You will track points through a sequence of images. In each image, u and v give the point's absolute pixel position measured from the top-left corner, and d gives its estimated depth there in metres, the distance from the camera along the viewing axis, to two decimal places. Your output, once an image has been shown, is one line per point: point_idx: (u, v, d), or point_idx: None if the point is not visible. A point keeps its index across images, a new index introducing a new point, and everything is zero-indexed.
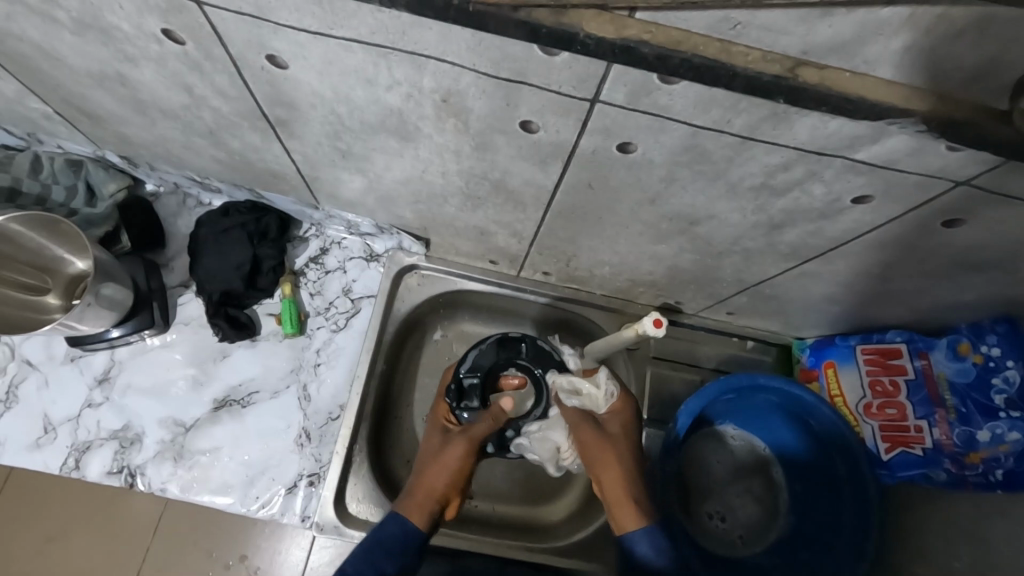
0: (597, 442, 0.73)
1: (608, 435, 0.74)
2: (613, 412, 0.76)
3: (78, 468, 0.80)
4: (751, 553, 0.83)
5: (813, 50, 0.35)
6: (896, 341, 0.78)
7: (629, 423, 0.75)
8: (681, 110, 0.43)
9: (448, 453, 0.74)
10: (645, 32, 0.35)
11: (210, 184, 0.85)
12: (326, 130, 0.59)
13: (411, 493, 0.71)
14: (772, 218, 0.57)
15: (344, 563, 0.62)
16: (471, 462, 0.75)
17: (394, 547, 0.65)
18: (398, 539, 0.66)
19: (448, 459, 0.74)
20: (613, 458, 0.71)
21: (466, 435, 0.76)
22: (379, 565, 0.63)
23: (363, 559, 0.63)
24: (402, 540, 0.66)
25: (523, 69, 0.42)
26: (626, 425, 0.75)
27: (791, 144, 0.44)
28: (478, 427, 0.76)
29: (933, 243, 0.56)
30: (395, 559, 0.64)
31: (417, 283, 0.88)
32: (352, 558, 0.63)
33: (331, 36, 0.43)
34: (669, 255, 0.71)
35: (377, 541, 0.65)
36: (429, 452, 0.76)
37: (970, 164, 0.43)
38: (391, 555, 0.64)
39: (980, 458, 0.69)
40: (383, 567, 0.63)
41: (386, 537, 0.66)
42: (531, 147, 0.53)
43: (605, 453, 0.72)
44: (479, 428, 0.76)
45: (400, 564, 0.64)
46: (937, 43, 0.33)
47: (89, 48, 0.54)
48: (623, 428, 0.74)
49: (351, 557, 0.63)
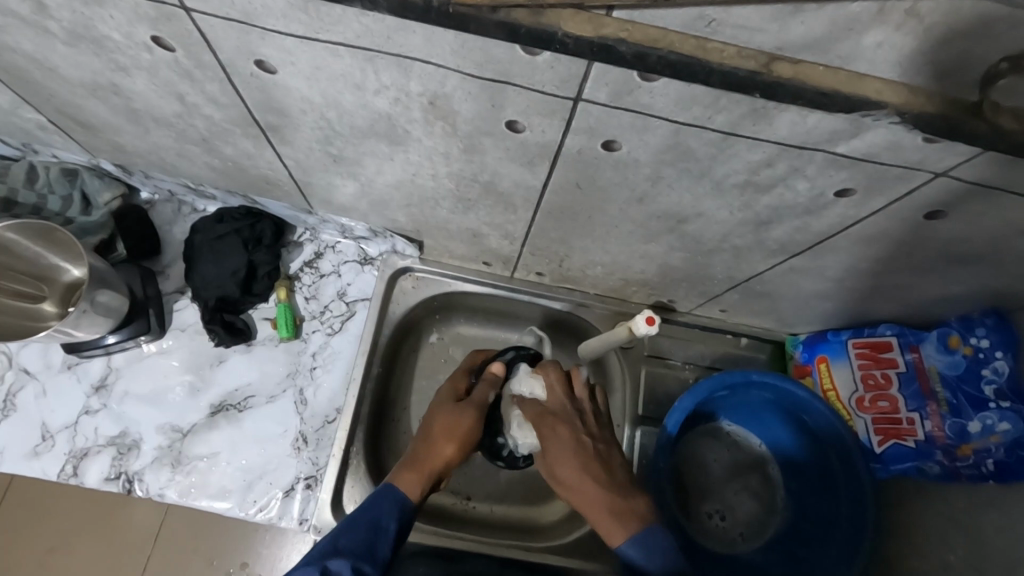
0: (555, 478, 0.68)
1: (551, 461, 0.68)
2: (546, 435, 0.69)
3: (76, 475, 0.80)
4: (751, 551, 0.82)
5: (787, 46, 0.36)
6: (887, 335, 0.79)
7: (562, 435, 0.68)
8: (663, 108, 0.44)
9: (455, 420, 0.73)
10: (622, 32, 0.36)
11: (205, 192, 0.86)
12: (318, 135, 0.60)
13: (410, 463, 0.70)
14: (759, 215, 0.57)
15: (341, 538, 0.60)
16: (476, 431, 0.74)
17: (388, 526, 0.62)
18: (392, 518, 0.63)
19: (453, 430, 0.72)
20: (568, 477, 0.66)
21: (473, 403, 0.75)
22: (374, 544, 0.60)
23: (360, 535, 0.60)
24: (397, 518, 0.63)
25: (507, 70, 0.43)
26: (564, 439, 0.68)
27: (772, 140, 0.45)
28: (484, 394, 0.76)
29: (917, 236, 0.57)
30: (389, 538, 0.62)
31: (411, 286, 0.89)
32: (346, 533, 0.60)
33: (318, 41, 0.44)
34: (660, 253, 0.72)
35: (375, 517, 0.62)
36: (436, 418, 0.74)
37: (948, 156, 0.43)
38: (386, 534, 0.62)
39: (971, 449, 0.69)
40: (378, 546, 0.61)
41: (383, 514, 0.63)
42: (519, 149, 0.54)
43: (565, 483, 0.66)
44: (484, 395, 0.76)
45: (392, 543, 0.62)
46: (907, 37, 0.34)
47: (83, 58, 0.55)
48: (560, 452, 0.67)
49: (348, 532, 0.60)
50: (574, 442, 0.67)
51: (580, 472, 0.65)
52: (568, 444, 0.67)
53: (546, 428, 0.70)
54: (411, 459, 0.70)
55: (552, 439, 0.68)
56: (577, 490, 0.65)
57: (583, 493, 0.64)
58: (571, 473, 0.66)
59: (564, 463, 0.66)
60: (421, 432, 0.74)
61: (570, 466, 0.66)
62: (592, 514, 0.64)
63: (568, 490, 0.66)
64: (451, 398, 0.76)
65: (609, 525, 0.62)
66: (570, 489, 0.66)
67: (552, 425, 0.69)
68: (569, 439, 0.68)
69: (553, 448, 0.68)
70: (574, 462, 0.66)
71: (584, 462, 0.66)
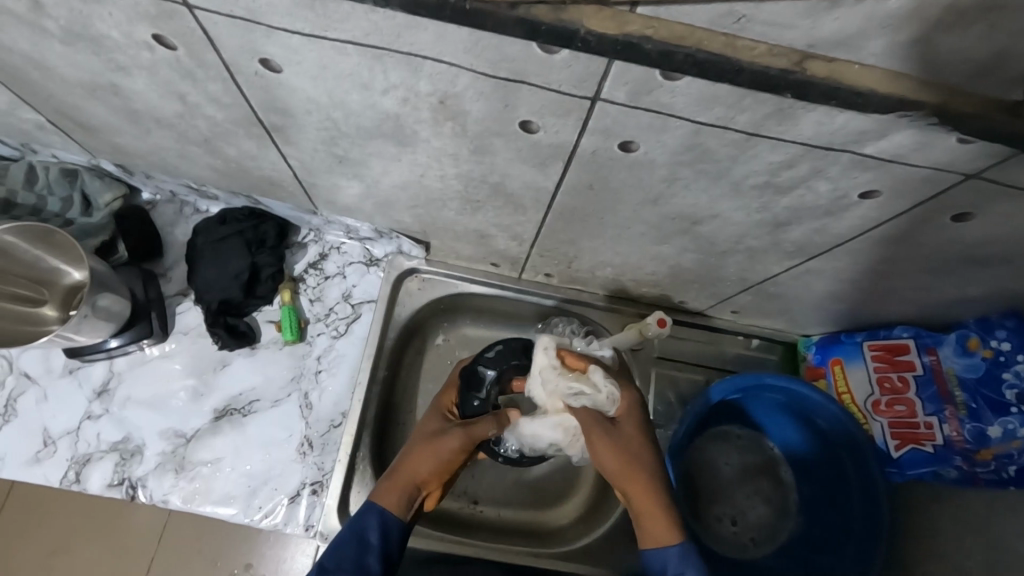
0: (606, 440, 0.65)
1: (623, 431, 0.66)
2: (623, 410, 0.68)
3: (78, 481, 0.79)
4: (764, 556, 0.81)
5: (819, 44, 0.35)
6: (903, 337, 0.77)
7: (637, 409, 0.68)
8: (684, 107, 0.42)
9: (440, 441, 0.69)
10: (646, 28, 0.35)
11: (207, 192, 0.85)
12: (323, 135, 0.58)
13: (391, 476, 0.67)
14: (777, 216, 0.56)
15: (325, 559, 0.59)
16: (459, 459, 0.71)
17: (373, 539, 0.61)
18: (375, 530, 0.62)
19: (435, 449, 0.69)
20: (636, 454, 0.64)
21: (462, 429, 0.71)
22: (359, 558, 0.59)
23: (343, 552, 0.59)
24: (380, 531, 0.62)
25: (521, 69, 0.42)
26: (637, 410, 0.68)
27: (797, 140, 0.43)
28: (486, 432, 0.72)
29: (943, 237, 0.55)
30: (376, 551, 0.60)
31: (417, 288, 0.87)
32: (329, 552, 0.59)
33: (325, 39, 0.43)
34: (673, 255, 0.70)
35: (357, 532, 0.61)
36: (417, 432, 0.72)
37: (980, 157, 0.42)
38: (372, 548, 0.61)
39: (991, 455, 0.68)
40: (364, 560, 0.59)
41: (365, 530, 0.62)
42: (531, 149, 0.52)
43: (614, 448, 0.64)
44: (482, 428, 0.72)
45: (381, 556, 0.61)
46: (949, 33, 0.32)
47: (80, 57, 0.54)
48: (632, 418, 0.67)
49: (330, 551, 0.60)
50: (647, 426, 0.68)
51: (638, 447, 0.65)
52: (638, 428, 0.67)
53: (628, 397, 0.69)
54: (392, 471, 0.68)
55: (629, 405, 0.68)
56: (631, 464, 0.63)
57: (638, 472, 0.63)
58: (633, 439, 0.65)
59: (635, 439, 0.65)
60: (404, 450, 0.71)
61: (639, 453, 0.65)
62: (642, 499, 0.61)
63: (623, 464, 0.64)
64: (442, 417, 0.74)
65: (664, 522, 0.60)
66: (618, 461, 0.64)
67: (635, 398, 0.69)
68: (643, 417, 0.68)
69: (628, 418, 0.67)
70: (630, 435, 0.66)
71: (655, 451, 0.65)
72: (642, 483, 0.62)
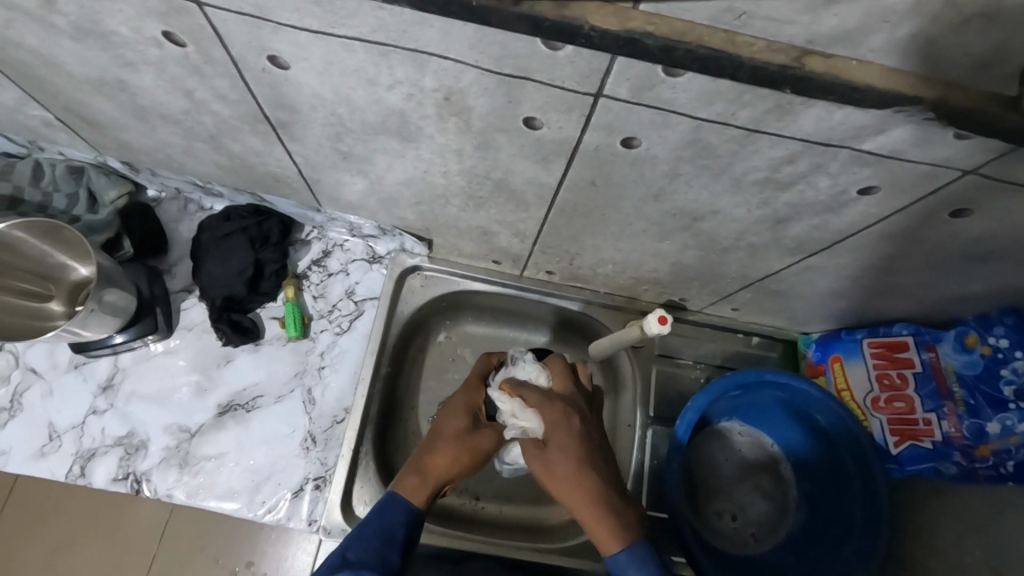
0: (544, 468, 0.66)
1: (551, 453, 0.65)
2: (553, 431, 0.66)
3: (83, 476, 0.80)
4: (764, 552, 0.81)
5: (818, 40, 0.35)
6: (902, 334, 0.78)
7: (566, 429, 0.66)
8: (685, 103, 0.43)
9: (474, 442, 0.71)
10: (649, 24, 0.35)
11: (211, 189, 0.85)
12: (328, 132, 0.59)
13: (418, 468, 0.68)
14: (778, 213, 0.56)
15: (350, 550, 0.60)
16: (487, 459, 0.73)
17: (397, 535, 0.62)
18: (400, 525, 0.63)
19: (468, 446, 0.71)
20: (566, 471, 0.64)
21: (495, 432, 0.73)
22: (382, 553, 0.60)
23: (368, 546, 0.60)
24: (404, 527, 0.63)
25: (525, 65, 0.42)
26: (564, 430, 0.66)
27: (797, 136, 0.44)
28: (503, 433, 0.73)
29: (941, 233, 0.55)
30: (399, 546, 0.62)
31: (419, 285, 0.88)
32: (355, 545, 0.60)
33: (332, 35, 0.43)
34: (674, 252, 0.71)
35: (382, 527, 0.62)
36: (450, 425, 0.71)
37: (977, 153, 0.42)
38: (395, 543, 0.62)
39: (990, 450, 0.69)
40: (388, 556, 0.60)
41: (391, 523, 0.63)
42: (534, 145, 0.53)
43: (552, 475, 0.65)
44: (508, 432, 0.74)
45: (402, 552, 0.62)
46: (946, 29, 0.33)
47: (89, 54, 0.54)
48: (562, 440, 0.65)
49: (355, 543, 0.60)
50: (579, 436, 0.66)
51: (575, 472, 0.64)
52: (570, 442, 0.65)
53: (550, 418, 0.67)
54: (419, 463, 0.69)
55: (556, 425, 0.66)
56: (570, 486, 0.63)
57: (579, 493, 0.63)
58: (564, 465, 0.64)
59: (568, 456, 0.64)
60: (430, 439, 0.71)
61: (574, 468, 0.64)
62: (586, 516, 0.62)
63: (563, 487, 0.64)
64: (467, 411, 0.73)
65: (605, 530, 0.61)
66: (557, 483, 0.64)
67: (559, 417, 0.66)
68: (574, 436, 0.66)
69: (554, 441, 0.66)
70: (565, 459, 0.64)
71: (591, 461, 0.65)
72: (579, 499, 0.63)
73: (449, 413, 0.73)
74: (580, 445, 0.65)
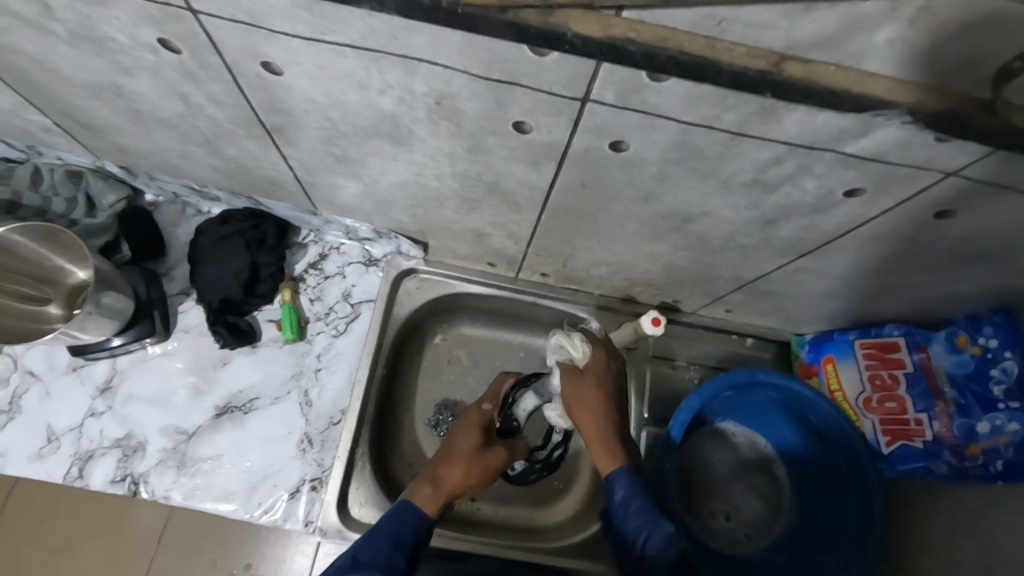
0: (578, 388, 0.69)
1: (586, 382, 0.69)
2: (592, 364, 0.70)
3: (81, 477, 0.80)
4: (758, 551, 0.82)
5: (797, 45, 0.36)
6: (894, 335, 0.78)
7: (608, 388, 0.70)
8: (671, 107, 0.44)
9: (486, 458, 0.73)
10: (631, 31, 0.36)
11: (209, 193, 0.86)
12: (323, 135, 0.60)
13: (429, 480, 0.70)
14: (766, 214, 0.57)
15: (360, 552, 0.60)
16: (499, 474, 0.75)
17: (407, 541, 0.63)
18: (411, 532, 0.64)
19: (480, 462, 0.73)
20: (590, 396, 0.69)
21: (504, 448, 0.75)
22: (392, 556, 0.61)
23: (378, 548, 0.61)
24: (414, 535, 0.64)
25: (513, 70, 0.43)
26: (605, 369, 0.70)
27: (781, 139, 0.45)
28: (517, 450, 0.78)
29: (927, 234, 0.56)
30: (409, 550, 0.62)
31: (415, 287, 0.88)
32: (366, 547, 0.61)
33: (324, 42, 0.44)
34: (666, 253, 0.71)
35: (392, 533, 0.63)
36: (460, 440, 0.74)
37: (959, 155, 0.43)
38: (405, 548, 0.62)
39: (980, 449, 0.69)
40: (397, 559, 0.61)
41: (402, 529, 0.63)
42: (525, 148, 0.54)
43: (582, 395, 0.68)
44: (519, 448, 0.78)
45: (412, 557, 0.62)
46: (922, 34, 0.34)
47: (86, 60, 0.55)
48: (597, 377, 0.69)
49: (365, 545, 0.61)
50: (609, 372, 0.71)
51: (603, 406, 0.69)
52: (604, 382, 0.70)
53: (596, 359, 0.70)
54: (430, 476, 0.71)
55: (597, 366, 0.70)
56: (590, 401, 0.68)
57: (598, 423, 0.68)
58: (596, 398, 0.68)
59: (597, 392, 0.69)
60: (441, 455, 0.74)
61: (600, 398, 0.69)
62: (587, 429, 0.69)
63: (582, 414, 0.68)
64: (479, 428, 0.75)
65: (608, 452, 0.68)
66: (588, 415, 0.68)
67: (603, 356, 0.71)
68: (610, 379, 0.70)
69: (588, 382, 0.69)
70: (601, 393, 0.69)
71: (611, 395, 0.70)
72: (595, 423, 0.68)
73: (463, 429, 0.76)
74: (610, 386, 0.70)
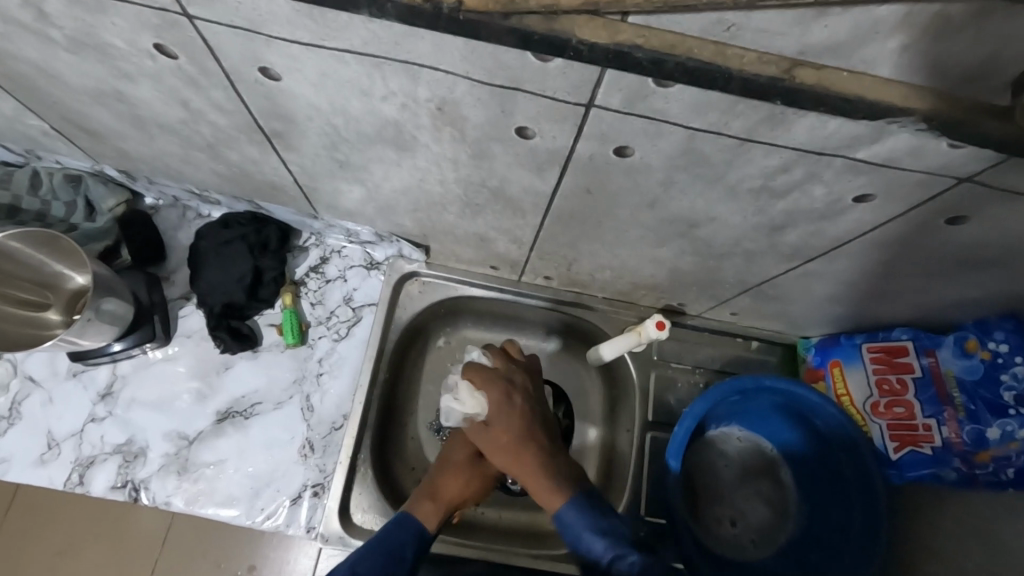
0: (486, 440, 0.71)
1: (491, 432, 0.70)
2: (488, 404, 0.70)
3: (82, 484, 0.80)
4: (763, 556, 0.81)
5: (810, 51, 0.35)
6: (902, 339, 0.77)
7: (510, 409, 0.70)
8: (678, 113, 0.43)
9: (483, 466, 0.74)
10: (638, 37, 0.35)
11: (210, 197, 0.85)
12: (324, 141, 0.59)
13: (428, 492, 0.70)
14: (774, 220, 0.56)
15: (358, 564, 0.60)
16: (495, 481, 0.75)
17: (406, 555, 0.63)
18: (410, 546, 0.64)
19: (479, 471, 0.73)
20: (495, 431, 0.70)
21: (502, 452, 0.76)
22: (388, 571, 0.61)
23: (377, 562, 0.61)
24: (414, 548, 0.64)
25: (517, 76, 0.42)
26: (514, 411, 0.70)
27: (790, 145, 0.44)
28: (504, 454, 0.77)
29: (938, 240, 0.55)
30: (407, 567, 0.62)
31: (417, 291, 0.88)
32: (364, 559, 0.61)
33: (324, 48, 0.43)
34: (671, 258, 0.70)
35: (392, 547, 0.63)
36: (459, 449, 0.74)
37: (973, 161, 0.42)
38: (403, 562, 0.62)
39: (990, 456, 0.68)
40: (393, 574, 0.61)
41: (401, 543, 0.63)
42: (528, 154, 0.53)
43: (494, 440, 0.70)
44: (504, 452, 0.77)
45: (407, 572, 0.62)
46: (937, 39, 0.33)
47: (84, 65, 0.55)
48: (509, 411, 0.70)
49: (364, 556, 0.61)
50: (519, 408, 0.70)
51: (524, 444, 0.69)
52: (513, 417, 0.70)
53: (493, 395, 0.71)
54: (430, 488, 0.70)
55: (497, 404, 0.70)
56: (508, 455, 0.69)
57: (517, 459, 0.68)
58: (509, 422, 0.70)
59: (504, 427, 0.69)
60: (442, 462, 0.73)
61: (517, 431, 0.70)
62: (524, 475, 0.68)
63: (502, 457, 0.69)
64: (474, 436, 0.76)
65: (546, 490, 0.66)
66: (505, 452, 0.69)
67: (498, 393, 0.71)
68: (524, 411, 0.71)
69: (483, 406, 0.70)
70: (520, 414, 0.70)
71: (530, 429, 0.70)
72: (517, 468, 0.69)
73: (459, 438, 0.76)
74: (528, 421, 0.70)
